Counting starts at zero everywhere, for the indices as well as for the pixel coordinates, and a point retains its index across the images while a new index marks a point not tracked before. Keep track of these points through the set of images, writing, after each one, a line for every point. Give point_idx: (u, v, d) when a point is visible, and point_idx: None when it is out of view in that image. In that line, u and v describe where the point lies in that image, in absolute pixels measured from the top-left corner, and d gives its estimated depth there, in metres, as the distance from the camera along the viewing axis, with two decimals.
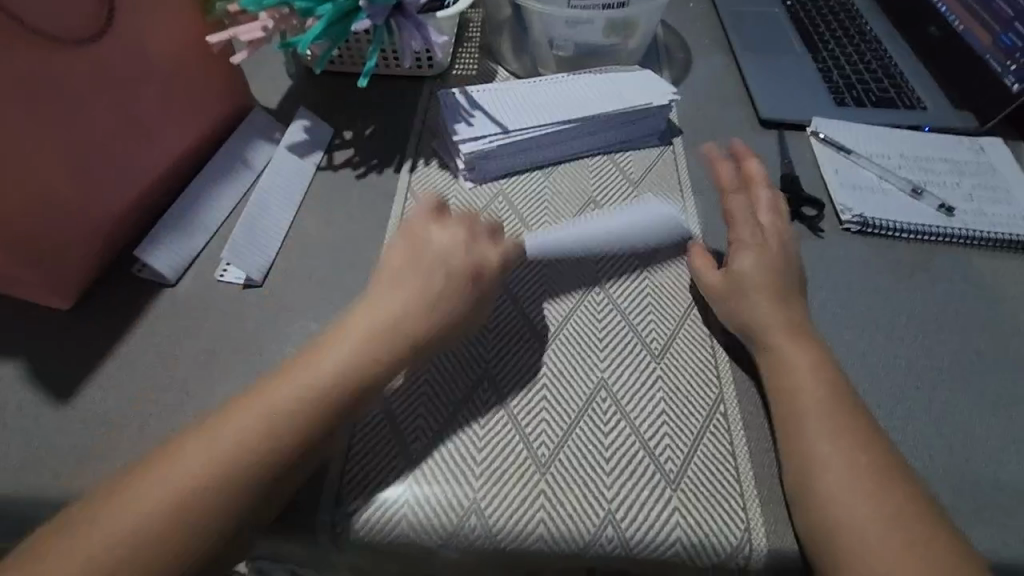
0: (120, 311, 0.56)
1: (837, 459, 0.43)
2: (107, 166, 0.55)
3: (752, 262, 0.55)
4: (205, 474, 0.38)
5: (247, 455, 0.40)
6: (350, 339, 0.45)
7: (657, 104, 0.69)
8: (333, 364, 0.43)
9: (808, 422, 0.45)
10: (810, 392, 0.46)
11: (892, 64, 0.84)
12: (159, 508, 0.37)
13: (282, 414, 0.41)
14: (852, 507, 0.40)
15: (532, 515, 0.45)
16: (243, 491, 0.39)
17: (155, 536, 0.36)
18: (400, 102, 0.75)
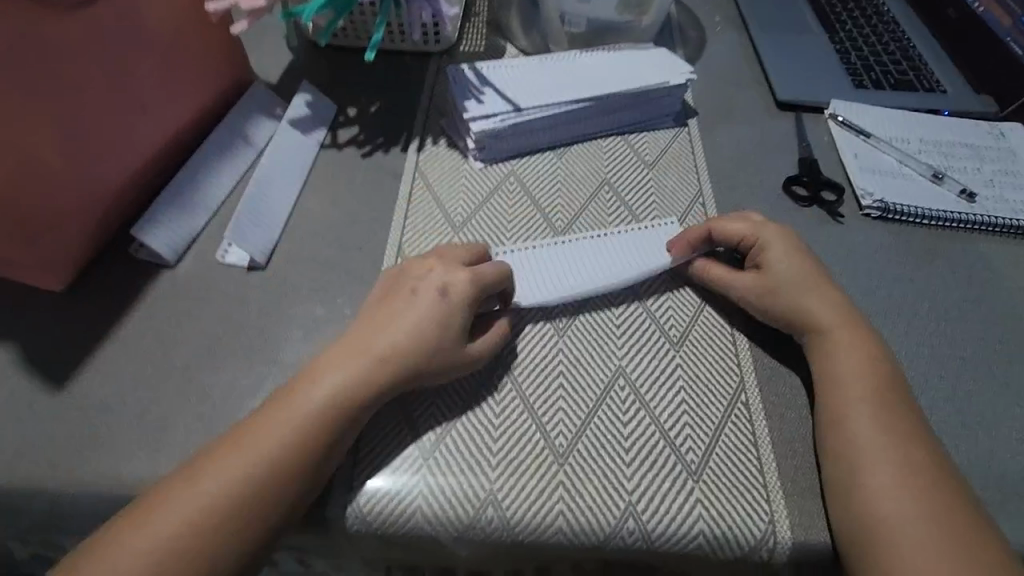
0: (116, 293, 0.54)
1: (876, 457, 0.42)
2: (102, 141, 0.52)
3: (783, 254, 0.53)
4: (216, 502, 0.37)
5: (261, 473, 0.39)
6: (364, 352, 0.44)
7: (673, 84, 0.67)
8: (342, 383, 0.42)
9: (852, 421, 0.44)
10: (852, 391, 0.45)
11: (910, 46, 0.82)
12: (173, 536, 0.36)
13: (298, 435, 0.40)
14: (889, 505, 0.40)
15: (551, 507, 0.44)
16: (252, 511, 0.38)
17: (179, 543, 0.36)
18: (406, 78, 0.72)
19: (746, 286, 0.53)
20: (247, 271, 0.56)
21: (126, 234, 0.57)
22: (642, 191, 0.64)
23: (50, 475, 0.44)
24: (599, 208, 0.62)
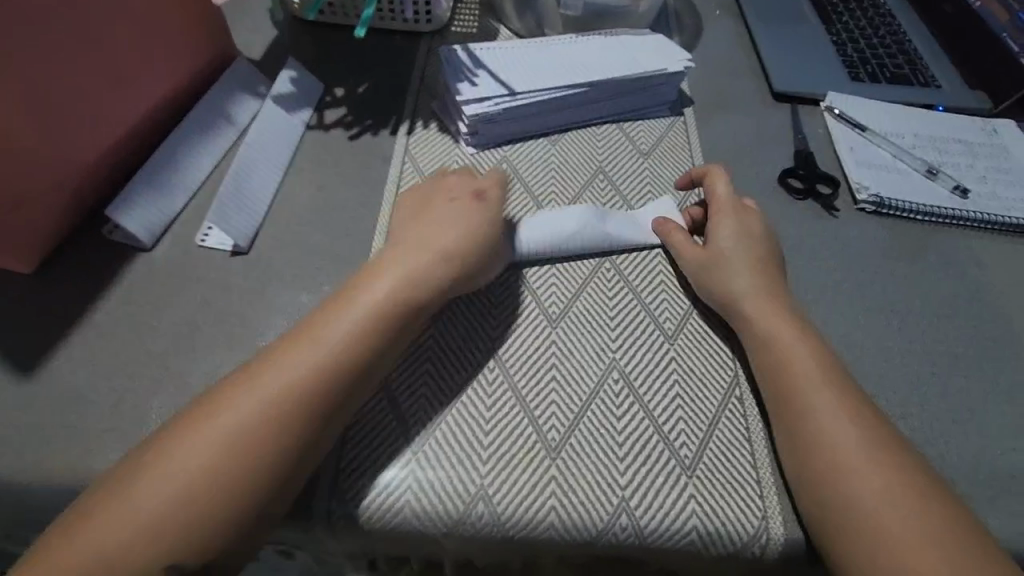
0: (88, 277, 0.51)
1: (855, 462, 0.41)
2: (73, 118, 0.49)
3: (733, 228, 0.54)
4: (289, 390, 0.39)
5: (257, 448, 0.38)
6: (363, 312, 0.44)
7: (671, 71, 0.66)
8: (353, 337, 0.42)
9: (823, 422, 0.43)
10: (823, 389, 0.44)
11: (906, 39, 0.81)
12: (244, 423, 0.38)
13: (289, 400, 0.39)
14: (872, 512, 0.39)
15: (543, 502, 0.43)
16: (293, 416, 0.39)
17: (169, 533, 0.35)
18: (396, 57, 0.70)
19: (687, 258, 0.54)
20: (229, 256, 0.53)
21: (98, 216, 0.54)
22: (637, 180, 0.63)
23: (19, 465, 0.42)
24: (593, 196, 0.61)
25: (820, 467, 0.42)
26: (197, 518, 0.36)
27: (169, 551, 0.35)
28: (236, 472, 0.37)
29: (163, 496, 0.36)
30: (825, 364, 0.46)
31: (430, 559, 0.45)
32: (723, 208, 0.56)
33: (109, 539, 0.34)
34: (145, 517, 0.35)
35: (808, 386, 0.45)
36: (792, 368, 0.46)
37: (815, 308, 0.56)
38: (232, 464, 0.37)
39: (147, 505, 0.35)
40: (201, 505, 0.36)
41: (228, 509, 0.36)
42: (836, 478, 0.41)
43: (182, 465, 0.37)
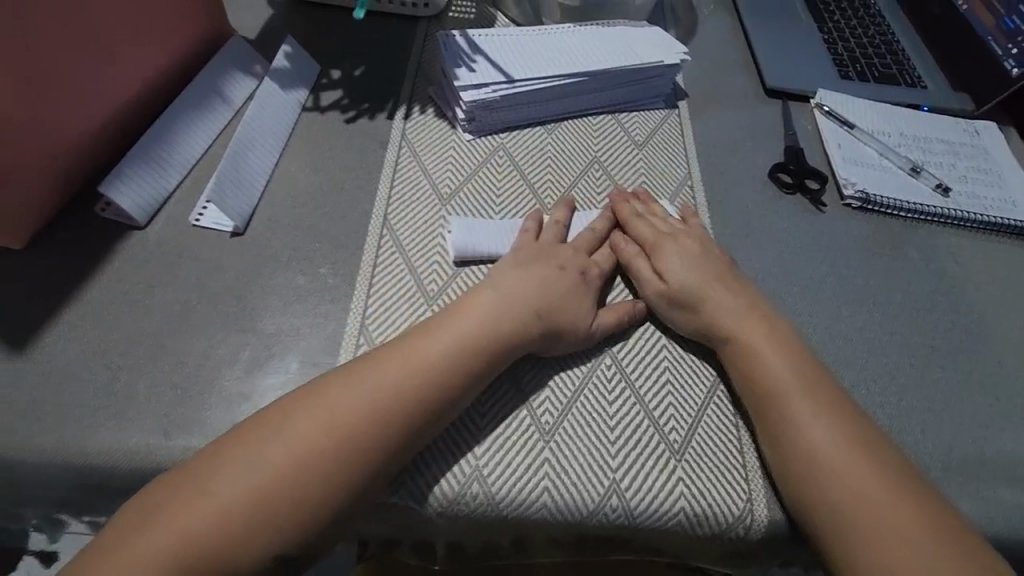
0: (78, 253, 0.51)
1: (837, 464, 0.43)
2: (63, 93, 0.48)
3: (677, 262, 0.53)
4: (393, 393, 0.42)
5: (298, 468, 0.39)
6: (420, 355, 0.44)
7: (668, 64, 0.66)
8: (415, 386, 0.42)
9: (800, 420, 0.44)
10: (807, 391, 0.46)
11: (894, 40, 0.83)
12: (347, 422, 0.40)
13: (340, 429, 0.40)
14: (848, 509, 0.41)
15: (536, 483, 0.44)
16: (354, 448, 0.40)
17: (218, 544, 0.36)
18: (394, 41, 0.69)
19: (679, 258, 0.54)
20: (224, 238, 0.53)
21: (88, 192, 0.54)
22: (632, 171, 0.63)
23: (7, 444, 0.42)
24: (589, 186, 0.62)
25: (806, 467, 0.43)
26: (311, 510, 0.38)
27: (234, 552, 0.36)
28: (309, 475, 0.39)
29: (259, 495, 0.38)
30: (804, 363, 0.47)
31: (423, 538, 0.46)
32: (662, 244, 0.54)
33: (200, 531, 0.36)
34: (222, 510, 0.37)
35: (786, 383, 0.46)
36: (769, 363, 0.47)
37: (801, 301, 0.58)
38: (307, 468, 0.39)
39: (203, 519, 0.37)
40: (260, 522, 0.37)
41: (318, 509, 0.38)
42: (820, 480, 0.42)
43: (274, 454, 0.39)
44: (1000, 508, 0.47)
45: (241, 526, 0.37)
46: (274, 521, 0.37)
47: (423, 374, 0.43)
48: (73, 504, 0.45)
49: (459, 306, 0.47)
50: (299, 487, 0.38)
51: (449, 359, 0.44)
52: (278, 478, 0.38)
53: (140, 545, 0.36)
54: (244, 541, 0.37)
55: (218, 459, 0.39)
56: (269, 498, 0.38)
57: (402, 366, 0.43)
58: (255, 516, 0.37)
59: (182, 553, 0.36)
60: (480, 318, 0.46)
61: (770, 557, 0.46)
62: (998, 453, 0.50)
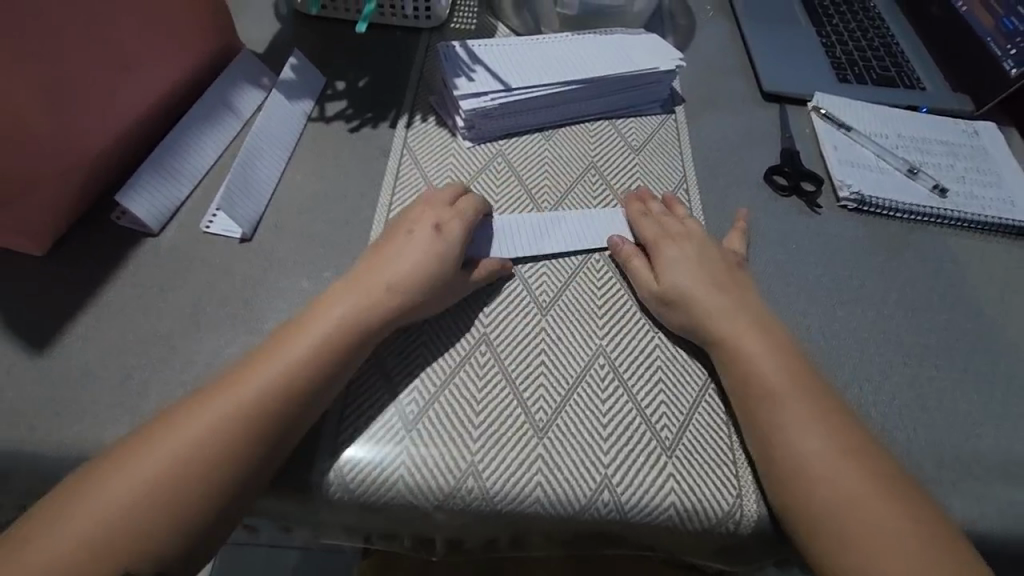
0: (97, 259, 0.53)
1: (820, 466, 0.43)
2: (83, 108, 0.51)
3: (670, 262, 0.54)
4: (292, 362, 0.43)
5: (218, 445, 0.40)
6: (317, 327, 0.45)
7: (663, 70, 0.68)
8: (311, 356, 0.44)
9: (788, 423, 0.45)
10: (796, 395, 0.46)
11: (893, 43, 0.84)
12: (254, 385, 0.42)
13: (252, 408, 0.41)
14: (823, 505, 0.42)
15: (530, 478, 0.45)
16: (261, 423, 0.41)
17: (125, 522, 0.37)
18: (396, 52, 0.72)
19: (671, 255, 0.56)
20: (233, 244, 0.55)
21: (106, 202, 0.56)
22: (628, 175, 0.65)
23: (29, 439, 0.44)
24: (585, 190, 0.63)
25: (792, 471, 0.44)
26: (218, 477, 0.39)
27: (140, 530, 0.37)
28: (216, 449, 0.40)
29: (172, 472, 0.39)
30: (792, 366, 0.48)
31: (421, 533, 0.48)
32: (661, 246, 0.56)
33: (111, 508, 0.37)
34: (147, 493, 0.38)
35: (772, 384, 0.47)
36: (758, 366, 0.48)
37: (794, 300, 0.58)
38: (207, 442, 0.40)
39: (123, 496, 0.38)
40: (169, 502, 0.38)
41: (219, 488, 0.39)
42: (802, 485, 0.43)
43: (190, 427, 0.40)
44: (992, 504, 0.47)
45: (146, 502, 0.38)
46: (188, 499, 0.38)
47: (321, 343, 0.45)
48: None
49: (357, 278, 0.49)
50: (217, 443, 0.40)
51: (349, 331, 0.46)
52: (199, 439, 0.40)
53: (63, 529, 0.36)
54: (181, 493, 0.38)
55: (175, 420, 0.41)
56: (217, 464, 0.39)
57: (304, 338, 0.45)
58: (186, 467, 0.39)
59: (92, 529, 0.37)
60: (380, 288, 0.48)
61: (761, 555, 0.47)
62: (991, 450, 0.50)
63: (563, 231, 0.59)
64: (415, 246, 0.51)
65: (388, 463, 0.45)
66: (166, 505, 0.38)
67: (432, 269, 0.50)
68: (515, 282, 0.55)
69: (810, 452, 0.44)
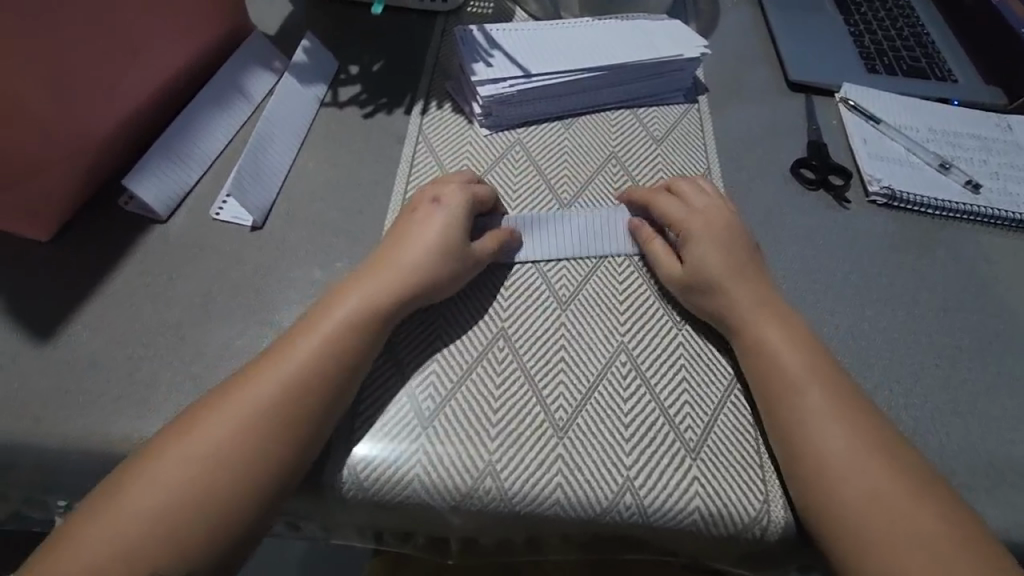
0: (104, 246, 0.52)
1: (849, 473, 0.41)
2: (88, 88, 0.49)
3: (700, 246, 0.52)
4: (313, 360, 0.42)
5: (242, 450, 0.39)
6: (336, 322, 0.44)
7: (688, 58, 0.66)
8: (325, 350, 0.43)
9: (816, 429, 0.43)
10: (828, 398, 0.44)
11: (924, 32, 0.81)
12: (279, 385, 0.41)
13: (266, 410, 0.40)
14: (853, 514, 0.40)
15: (549, 479, 0.44)
16: (283, 428, 0.40)
17: (158, 536, 0.37)
18: (411, 36, 0.69)
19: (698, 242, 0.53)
20: (243, 232, 0.54)
21: (113, 188, 0.55)
22: (650, 166, 0.63)
23: (35, 431, 0.43)
24: (606, 181, 0.61)
25: (820, 475, 0.42)
26: (240, 485, 0.38)
27: (171, 545, 0.37)
28: (244, 458, 0.39)
29: (200, 479, 0.38)
30: (818, 368, 0.46)
31: (436, 532, 0.46)
32: (688, 226, 0.53)
33: (146, 523, 0.37)
34: (175, 508, 0.37)
35: (797, 387, 0.45)
36: (783, 367, 0.46)
37: (821, 298, 0.56)
38: (234, 448, 0.39)
39: (150, 509, 0.37)
40: (198, 515, 0.37)
41: (245, 500, 0.38)
42: (834, 490, 0.41)
43: (218, 432, 0.39)
44: None
45: (178, 518, 0.37)
46: (214, 510, 0.38)
47: (338, 338, 0.44)
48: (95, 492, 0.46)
49: (373, 270, 0.48)
50: (251, 448, 0.39)
51: (363, 325, 0.45)
52: (224, 445, 0.39)
53: (96, 543, 0.36)
54: (220, 501, 0.38)
55: (194, 424, 0.40)
56: (254, 469, 0.39)
57: (322, 335, 0.44)
58: (226, 473, 0.38)
59: (126, 544, 0.36)
60: (396, 279, 0.47)
61: (785, 562, 0.46)
62: None
63: (581, 229, 0.56)
64: (430, 233, 0.50)
65: (404, 462, 0.44)
66: (211, 512, 0.38)
67: (446, 256, 0.49)
68: (533, 274, 0.54)
69: (840, 456, 0.42)
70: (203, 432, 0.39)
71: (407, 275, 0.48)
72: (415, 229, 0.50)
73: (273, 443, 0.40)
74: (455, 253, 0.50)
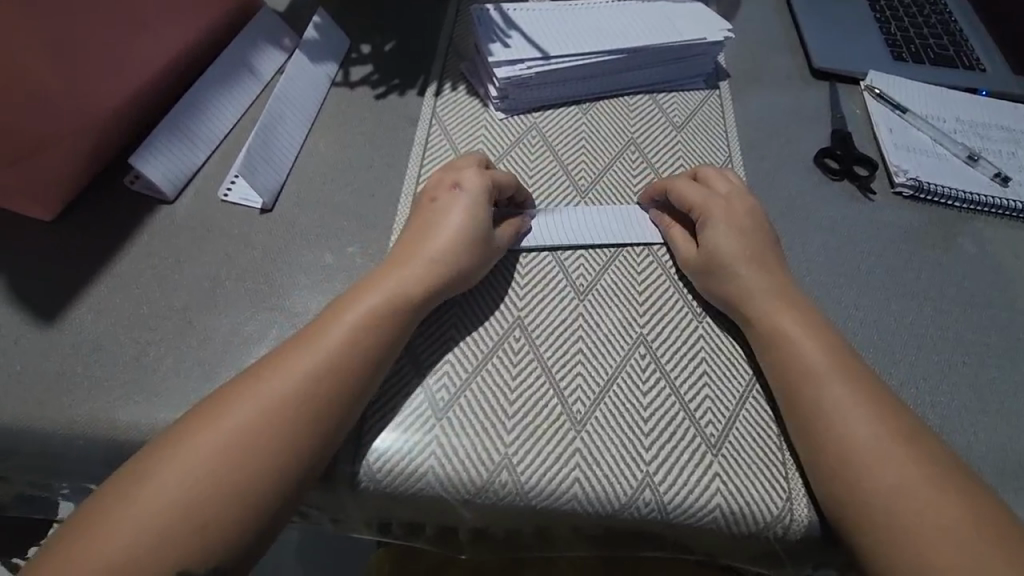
0: (109, 226, 0.50)
1: (880, 472, 0.40)
2: (92, 62, 0.47)
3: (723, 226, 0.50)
4: (335, 355, 0.41)
5: (256, 442, 0.38)
6: (355, 312, 0.43)
7: (711, 41, 0.63)
8: (351, 345, 0.42)
9: (843, 426, 0.41)
10: (858, 394, 0.43)
11: (951, 20, 0.78)
12: (298, 380, 0.40)
13: (280, 404, 0.39)
14: (886, 516, 0.39)
15: (567, 474, 0.42)
16: (298, 422, 0.39)
17: (175, 535, 0.35)
18: (424, 15, 0.67)
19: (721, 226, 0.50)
20: (252, 215, 0.52)
21: (119, 167, 0.53)
22: (670, 153, 0.61)
23: (39, 416, 0.42)
24: (625, 168, 0.59)
25: (848, 474, 0.40)
26: (254, 480, 0.37)
27: (188, 545, 0.35)
28: (261, 455, 0.38)
29: (216, 474, 0.37)
30: (840, 360, 0.44)
31: (448, 525, 0.45)
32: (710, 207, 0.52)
33: (165, 522, 0.35)
34: (190, 505, 0.36)
35: (823, 382, 0.43)
36: (804, 361, 0.44)
37: (845, 292, 0.55)
38: (255, 444, 0.38)
39: (167, 505, 0.36)
40: (214, 512, 0.36)
41: (259, 495, 0.37)
42: (864, 490, 0.40)
43: (234, 423, 0.38)
44: None
45: (196, 517, 0.36)
46: (228, 507, 0.36)
47: (358, 333, 0.42)
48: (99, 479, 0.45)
49: (397, 262, 0.46)
50: (274, 443, 0.38)
51: (387, 319, 0.43)
52: (240, 441, 0.38)
53: (108, 542, 0.34)
54: (238, 497, 0.37)
55: (206, 416, 0.39)
56: (277, 464, 0.38)
57: (342, 328, 0.42)
58: (249, 468, 0.37)
59: (145, 543, 0.35)
60: (421, 272, 0.46)
61: (805, 562, 0.44)
62: None
63: (599, 223, 0.55)
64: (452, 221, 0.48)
65: (417, 453, 0.42)
66: (231, 505, 0.36)
67: (467, 245, 0.47)
68: (550, 262, 0.52)
69: (871, 456, 0.40)
70: (223, 426, 0.38)
71: (433, 267, 0.46)
72: (436, 218, 0.48)
73: (290, 438, 0.38)
74: (479, 245, 0.48)
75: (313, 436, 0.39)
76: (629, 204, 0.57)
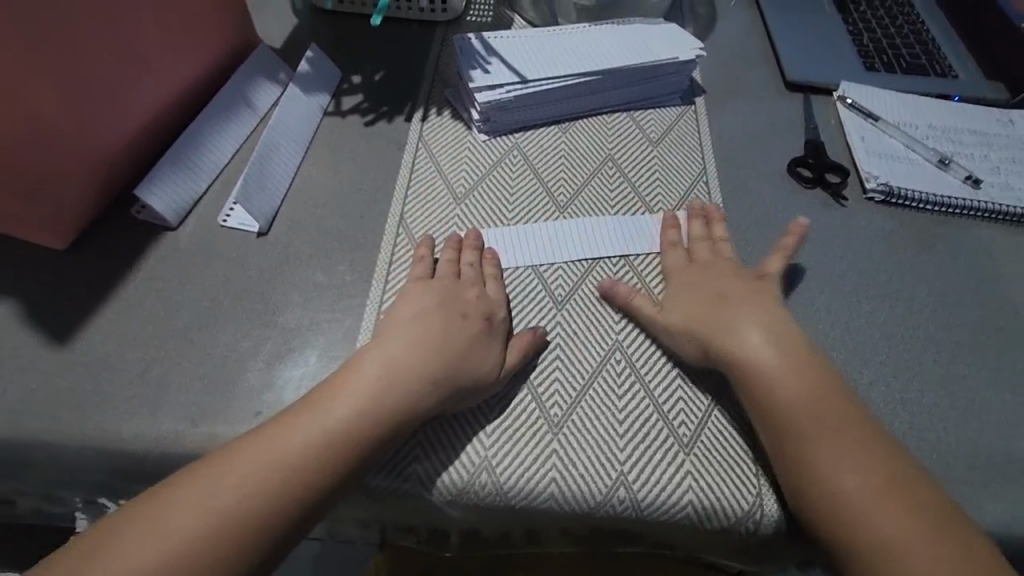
0: (117, 252, 0.54)
1: (845, 467, 0.41)
2: (101, 98, 0.52)
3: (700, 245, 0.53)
4: (336, 410, 0.42)
5: (252, 469, 0.39)
6: (357, 379, 0.43)
7: (682, 60, 0.66)
8: (345, 405, 0.42)
9: (808, 428, 0.43)
10: (821, 389, 0.44)
11: (923, 29, 0.80)
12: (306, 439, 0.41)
13: (277, 436, 0.41)
14: (864, 514, 0.40)
15: (544, 474, 0.44)
16: (296, 462, 0.40)
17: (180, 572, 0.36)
18: (412, 46, 0.71)
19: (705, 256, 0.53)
20: (249, 238, 0.56)
21: (126, 197, 0.57)
22: (646, 168, 0.64)
23: (52, 428, 0.45)
24: (602, 184, 0.62)
25: (822, 469, 0.42)
26: (254, 508, 0.38)
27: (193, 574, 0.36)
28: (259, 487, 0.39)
29: (222, 510, 0.38)
30: (801, 364, 0.45)
31: (437, 525, 0.47)
32: None
33: (168, 559, 0.36)
34: (191, 541, 0.37)
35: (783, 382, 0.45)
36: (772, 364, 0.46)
37: (818, 296, 0.57)
38: (258, 480, 0.39)
39: (167, 540, 0.37)
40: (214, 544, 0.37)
41: (258, 525, 0.38)
42: (830, 484, 0.41)
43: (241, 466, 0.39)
44: None
45: (198, 551, 0.37)
46: (233, 538, 0.37)
47: (361, 394, 0.43)
48: (107, 488, 0.47)
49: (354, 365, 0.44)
50: (277, 488, 0.39)
51: (390, 391, 0.43)
52: (238, 475, 0.39)
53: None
54: (242, 526, 0.38)
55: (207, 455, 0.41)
56: (272, 490, 0.39)
57: (345, 384, 0.43)
58: (240, 489, 0.39)
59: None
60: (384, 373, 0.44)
61: (779, 554, 0.46)
62: None
63: (572, 243, 0.57)
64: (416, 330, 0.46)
65: (404, 461, 0.45)
66: (232, 539, 0.37)
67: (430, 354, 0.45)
68: (529, 274, 0.55)
69: (837, 455, 0.42)
70: (231, 457, 0.40)
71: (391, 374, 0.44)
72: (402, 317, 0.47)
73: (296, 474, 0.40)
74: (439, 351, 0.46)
75: (324, 457, 0.40)
76: (604, 219, 0.59)
